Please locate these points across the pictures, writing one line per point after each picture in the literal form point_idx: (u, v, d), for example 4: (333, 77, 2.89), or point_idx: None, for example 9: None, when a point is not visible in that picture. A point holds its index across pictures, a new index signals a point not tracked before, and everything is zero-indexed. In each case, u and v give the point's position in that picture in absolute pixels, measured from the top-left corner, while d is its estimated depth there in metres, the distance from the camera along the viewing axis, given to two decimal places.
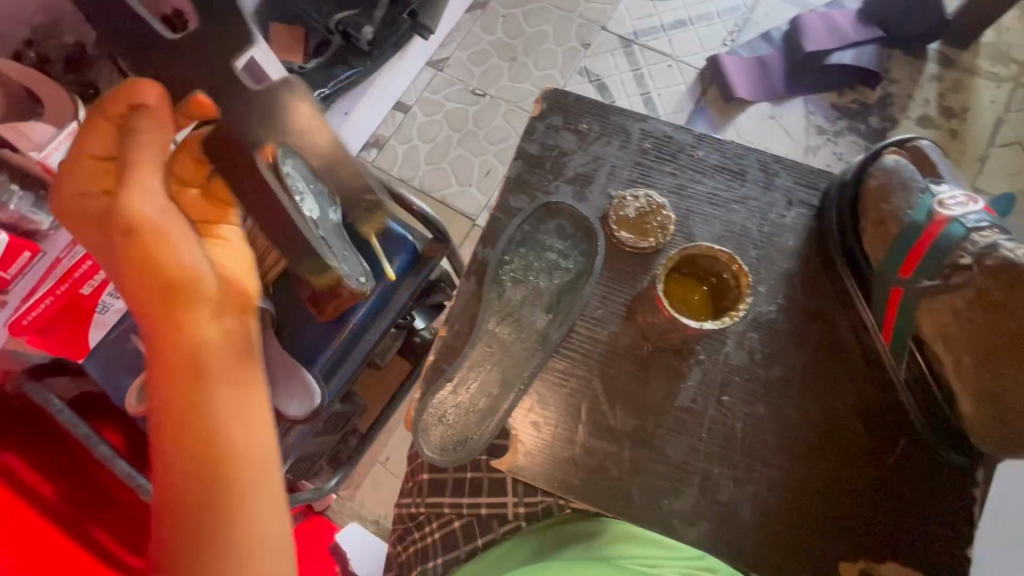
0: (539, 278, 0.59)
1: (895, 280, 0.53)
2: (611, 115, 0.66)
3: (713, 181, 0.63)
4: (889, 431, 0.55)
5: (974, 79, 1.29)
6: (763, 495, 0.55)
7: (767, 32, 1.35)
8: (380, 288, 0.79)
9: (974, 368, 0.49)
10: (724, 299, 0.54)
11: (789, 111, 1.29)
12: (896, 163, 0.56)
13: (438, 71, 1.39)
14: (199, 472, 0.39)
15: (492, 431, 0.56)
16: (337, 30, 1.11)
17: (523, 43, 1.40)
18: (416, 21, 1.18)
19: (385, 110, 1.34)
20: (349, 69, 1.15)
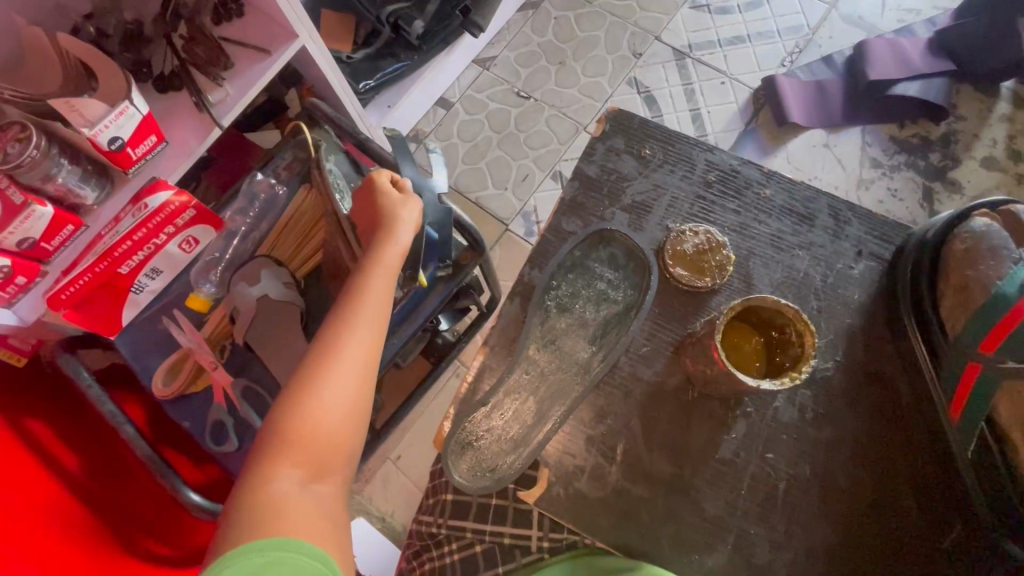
0: (586, 308, 0.58)
1: (975, 356, 0.49)
2: (676, 143, 0.63)
3: (779, 223, 0.60)
4: (942, 511, 0.51)
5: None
6: (802, 561, 0.51)
7: (830, 55, 1.29)
8: (412, 292, 0.78)
9: None
10: (783, 355, 0.51)
11: (846, 141, 1.24)
12: (986, 227, 0.50)
13: (484, 69, 1.37)
14: (328, 363, 0.56)
15: (525, 462, 0.54)
16: (387, 22, 1.09)
17: (574, 48, 1.37)
18: (467, 17, 1.14)
19: (428, 105, 1.32)
20: (394, 62, 1.14)
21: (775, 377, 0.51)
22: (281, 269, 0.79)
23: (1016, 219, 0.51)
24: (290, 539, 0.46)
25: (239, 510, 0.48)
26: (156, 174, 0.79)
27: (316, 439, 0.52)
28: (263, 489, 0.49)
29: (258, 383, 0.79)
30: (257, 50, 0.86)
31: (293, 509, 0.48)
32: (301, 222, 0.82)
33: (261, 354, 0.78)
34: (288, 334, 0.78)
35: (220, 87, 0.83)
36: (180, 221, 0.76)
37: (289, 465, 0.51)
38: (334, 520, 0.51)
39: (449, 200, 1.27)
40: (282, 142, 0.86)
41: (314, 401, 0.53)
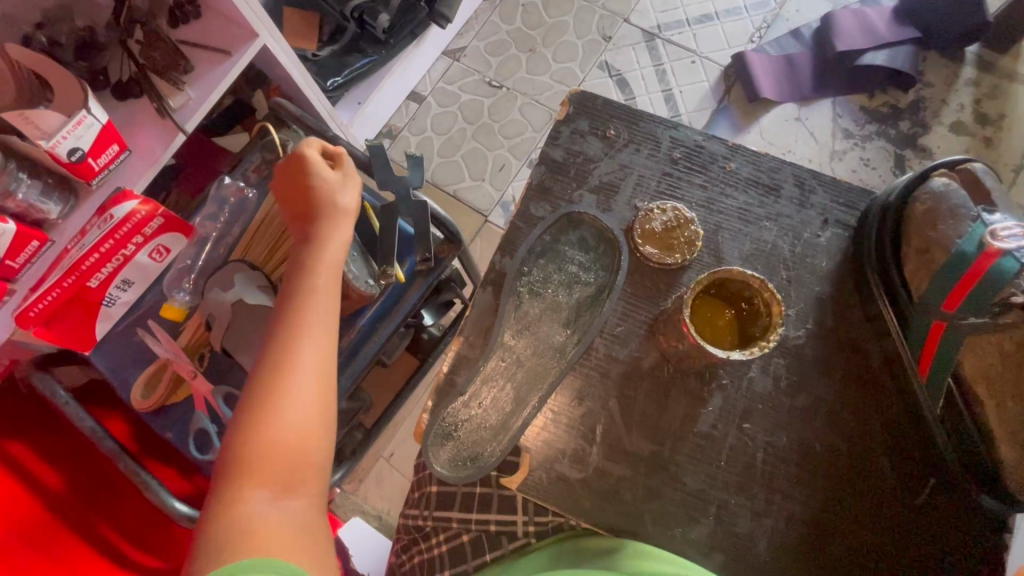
0: (558, 293, 0.57)
1: (938, 314, 0.49)
2: (640, 121, 0.62)
3: (745, 196, 0.60)
4: (918, 468, 0.52)
5: (1013, 84, 1.23)
6: (782, 528, 0.52)
7: (797, 28, 1.30)
8: (390, 289, 0.79)
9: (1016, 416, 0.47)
10: (753, 326, 0.52)
11: (817, 113, 1.25)
12: (945, 187, 0.51)
13: (454, 60, 1.35)
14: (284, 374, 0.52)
15: (506, 448, 0.54)
16: (352, 17, 1.07)
17: (543, 34, 1.36)
18: (433, 9, 1.14)
19: (399, 100, 1.31)
20: (363, 57, 1.13)
21: (746, 348, 0.51)
22: (255, 273, 0.78)
23: (975, 178, 0.52)
24: (273, 554, 0.45)
25: (206, 546, 0.46)
26: (121, 184, 0.77)
27: (281, 455, 0.50)
28: (231, 514, 0.47)
29: (239, 388, 0.78)
30: (215, 51, 0.84)
31: (260, 533, 0.46)
32: (274, 222, 0.80)
33: (237, 358, 0.77)
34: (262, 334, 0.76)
35: (180, 91, 0.81)
36: (148, 231, 0.74)
37: (254, 486, 0.48)
38: (312, 537, 0.48)
39: (424, 195, 1.26)
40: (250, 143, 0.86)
41: (274, 416, 0.51)
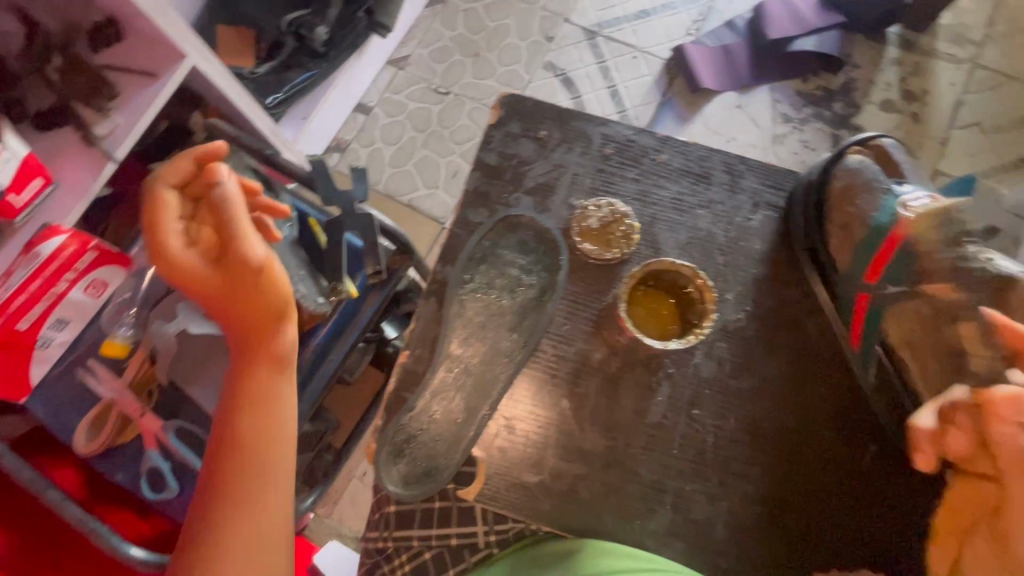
0: (501, 297, 0.57)
1: (862, 286, 0.51)
2: (571, 120, 0.63)
3: (678, 186, 0.61)
4: (859, 436, 0.53)
5: (933, 61, 1.29)
6: (737, 510, 0.52)
7: (731, 20, 1.33)
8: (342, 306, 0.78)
9: (939, 378, 0.49)
10: (691, 312, 0.54)
11: (756, 99, 1.28)
12: (859, 164, 0.54)
13: (399, 69, 1.34)
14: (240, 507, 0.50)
15: (459, 458, 0.53)
16: (289, 31, 1.06)
17: (485, 38, 1.36)
18: (371, 18, 1.13)
19: (347, 113, 1.29)
20: (305, 72, 1.10)
21: (686, 335, 0.54)
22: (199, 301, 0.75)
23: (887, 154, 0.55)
24: None
25: None
26: (48, 219, 0.74)
27: None
28: None
29: (191, 421, 0.75)
30: (141, 74, 0.80)
31: None
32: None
33: (189, 392, 0.75)
34: (212, 366, 0.75)
35: (107, 118, 0.78)
36: (81, 266, 0.73)
37: None
38: None
39: (374, 208, 1.24)
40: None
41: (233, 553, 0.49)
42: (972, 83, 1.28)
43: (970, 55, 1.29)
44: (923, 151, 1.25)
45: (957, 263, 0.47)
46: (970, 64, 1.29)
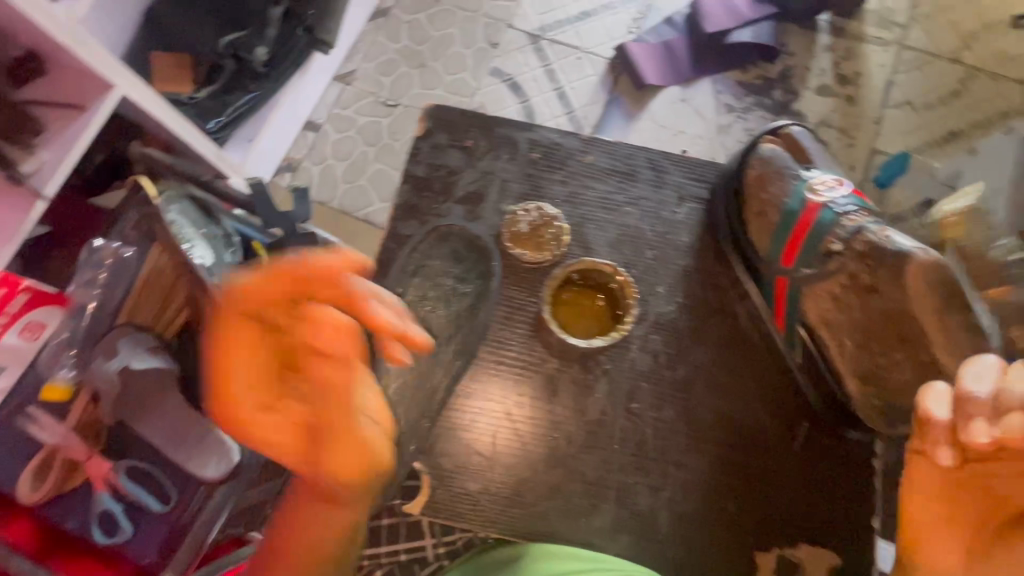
0: (437, 308, 0.57)
1: (779, 271, 0.55)
2: (496, 127, 0.63)
3: (605, 185, 0.62)
4: (791, 414, 0.55)
5: (864, 45, 1.29)
6: (678, 499, 0.53)
7: (670, 16, 1.33)
8: None
9: (854, 351, 0.52)
10: (616, 307, 0.57)
11: (700, 93, 1.29)
12: (771, 153, 0.57)
13: (346, 85, 1.31)
14: None
15: (403, 473, 0.53)
16: (227, 53, 0.97)
17: (430, 48, 1.33)
18: (312, 36, 1.05)
19: (296, 129, 1.24)
20: (248, 94, 1.02)
21: (610, 331, 0.57)
22: (142, 335, 0.76)
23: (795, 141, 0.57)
24: None
25: None
26: None
27: None
28: None
29: (141, 458, 0.75)
30: (67, 108, 0.76)
31: None
32: (160, 281, 0.80)
33: (136, 430, 0.75)
34: (161, 402, 0.75)
35: (33, 155, 0.74)
36: (13, 308, 0.75)
37: None
38: None
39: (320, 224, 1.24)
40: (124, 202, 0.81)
41: None
42: (901, 63, 1.28)
43: (897, 37, 1.29)
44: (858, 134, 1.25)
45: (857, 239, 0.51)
46: (896, 46, 1.29)
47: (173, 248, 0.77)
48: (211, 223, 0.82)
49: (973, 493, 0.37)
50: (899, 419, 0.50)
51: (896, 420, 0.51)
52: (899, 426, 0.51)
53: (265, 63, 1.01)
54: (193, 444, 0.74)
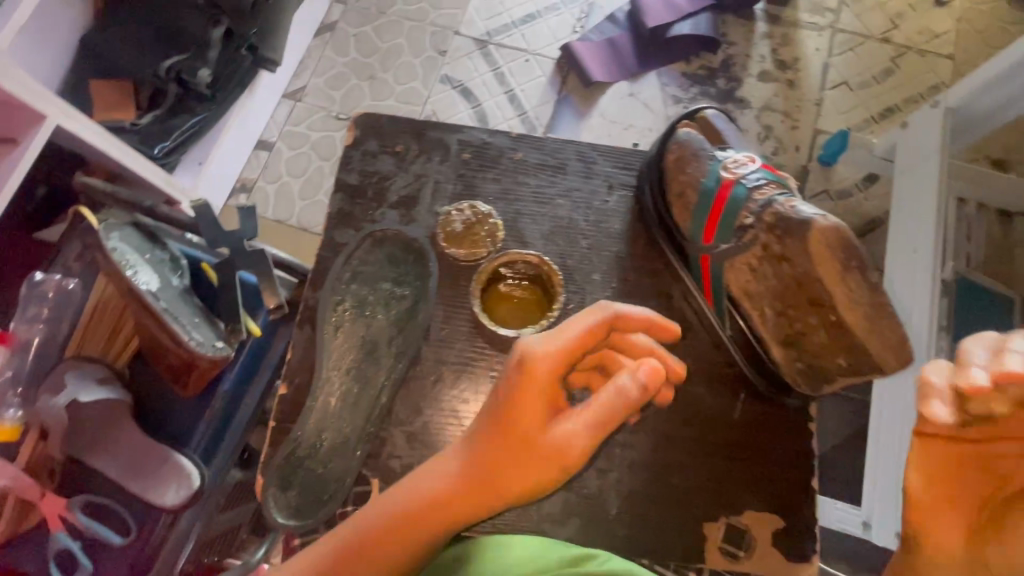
0: (376, 312, 0.57)
1: (701, 248, 0.54)
2: (426, 131, 0.64)
3: (537, 180, 0.63)
4: (727, 387, 0.57)
5: (799, 31, 1.30)
6: (625, 479, 0.55)
7: (613, 14, 1.32)
8: (251, 346, 0.80)
9: (775, 319, 0.50)
10: (545, 296, 0.58)
11: (647, 87, 1.28)
12: (687, 135, 0.57)
13: (297, 101, 1.26)
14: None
15: (351, 479, 0.53)
16: (170, 77, 0.93)
17: (380, 59, 1.30)
18: (257, 54, 1.02)
19: (247, 151, 1.20)
20: (195, 117, 0.98)
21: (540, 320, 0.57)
22: (94, 366, 0.75)
23: (710, 125, 0.58)
24: None
25: None
26: None
27: None
28: None
29: (98, 492, 0.74)
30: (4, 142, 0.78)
31: None
32: (109, 309, 0.78)
33: (91, 464, 0.73)
34: (115, 435, 0.74)
35: None
36: None
37: None
38: None
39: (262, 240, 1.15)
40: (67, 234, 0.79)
41: None
42: (835, 45, 1.29)
43: (830, 22, 1.30)
44: (800, 116, 1.24)
45: (766, 212, 0.49)
46: (830, 30, 1.30)
47: (114, 278, 0.72)
48: (156, 248, 0.77)
49: (970, 473, 0.38)
50: (822, 380, 0.49)
51: (821, 381, 0.50)
52: (825, 386, 0.50)
53: (210, 85, 0.98)
54: (147, 476, 0.72)
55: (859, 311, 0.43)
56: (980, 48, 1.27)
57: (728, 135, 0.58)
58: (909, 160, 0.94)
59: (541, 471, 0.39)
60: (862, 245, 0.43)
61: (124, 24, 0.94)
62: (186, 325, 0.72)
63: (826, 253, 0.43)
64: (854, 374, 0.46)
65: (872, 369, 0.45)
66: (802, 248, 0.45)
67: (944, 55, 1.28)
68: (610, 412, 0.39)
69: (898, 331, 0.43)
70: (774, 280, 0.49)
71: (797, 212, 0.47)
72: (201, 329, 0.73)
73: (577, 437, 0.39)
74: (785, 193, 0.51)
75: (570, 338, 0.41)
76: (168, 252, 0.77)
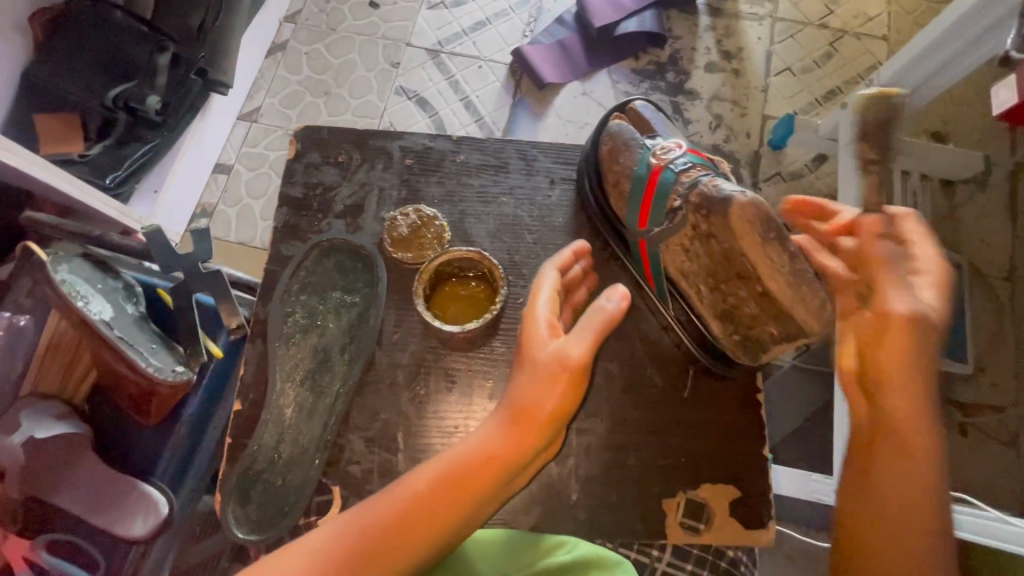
0: (327, 321, 0.57)
1: (637, 234, 0.56)
2: (368, 140, 0.65)
3: (479, 179, 0.64)
4: (677, 366, 0.59)
5: (741, 22, 1.32)
6: (584, 464, 0.56)
7: (561, 16, 1.32)
8: (212, 369, 0.79)
9: (709, 295, 0.52)
10: (487, 289, 0.60)
11: (600, 84, 1.28)
12: (618, 127, 0.59)
13: (252, 122, 1.24)
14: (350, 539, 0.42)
15: (311, 489, 0.54)
16: (117, 107, 0.92)
17: (333, 75, 1.28)
18: (206, 78, 1.02)
19: (204, 175, 1.17)
20: (145, 145, 0.97)
21: (485, 313, 0.59)
22: (47, 403, 0.73)
23: (638, 115, 0.61)
24: None
25: None
26: None
27: None
28: None
29: (64, 530, 0.72)
30: None
31: None
32: (65, 342, 0.74)
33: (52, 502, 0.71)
34: (77, 470, 0.72)
35: None
36: None
37: None
38: None
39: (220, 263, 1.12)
40: (17, 270, 0.77)
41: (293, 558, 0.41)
42: (777, 33, 1.32)
43: (769, 11, 1.33)
44: (749, 103, 1.26)
45: (692, 193, 0.51)
46: (770, 18, 1.33)
47: (64, 309, 0.71)
48: (109, 276, 0.75)
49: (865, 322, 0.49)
50: (757, 349, 0.51)
51: (757, 350, 0.52)
52: (761, 355, 0.52)
53: (160, 111, 0.96)
54: (112, 509, 0.71)
55: (781, 280, 0.45)
56: (910, 29, 1.31)
57: (657, 124, 0.60)
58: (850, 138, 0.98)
59: (562, 391, 0.44)
60: (778, 218, 0.46)
61: (58, 54, 0.89)
62: (144, 351, 0.71)
63: (748, 227, 0.45)
64: (785, 339, 0.48)
65: (799, 333, 0.47)
66: (722, 225, 0.47)
67: (879, 36, 1.31)
68: (594, 323, 0.46)
69: (819, 295, 0.45)
70: (705, 258, 0.50)
71: (717, 189, 0.49)
72: (160, 355, 0.72)
73: (575, 347, 0.45)
74: (710, 173, 0.53)
75: (546, 302, 0.49)
76: (122, 280, 0.76)
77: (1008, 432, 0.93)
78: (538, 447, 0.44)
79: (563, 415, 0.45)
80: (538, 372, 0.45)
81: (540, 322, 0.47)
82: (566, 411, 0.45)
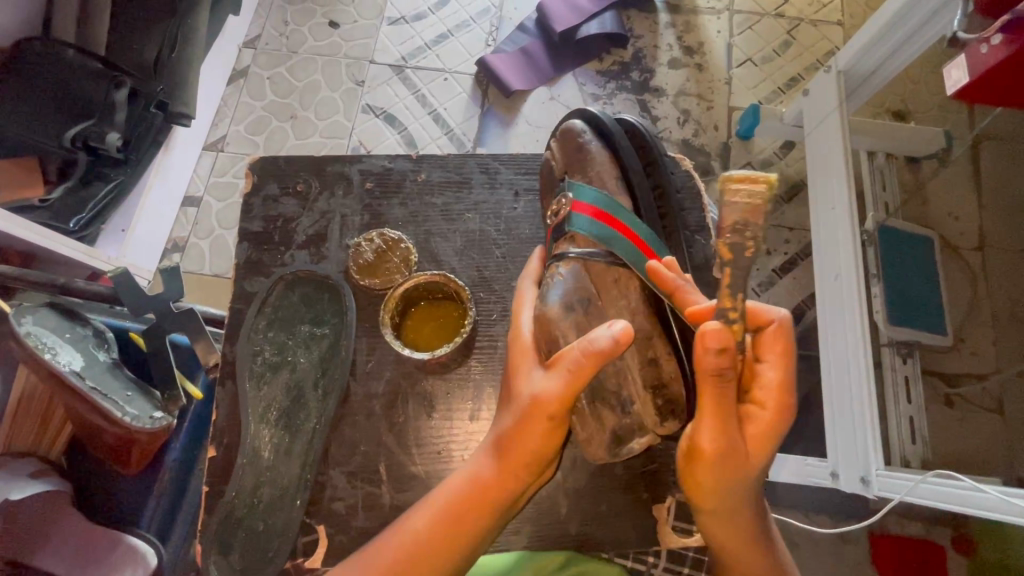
0: (298, 355, 0.57)
1: None
2: (325, 167, 0.64)
3: (443, 197, 0.64)
4: None
5: (699, 17, 1.33)
6: (571, 477, 0.56)
7: (522, 23, 1.32)
8: (195, 408, 0.76)
9: None
10: (455, 310, 0.59)
11: (566, 87, 1.28)
12: (544, 167, 0.61)
13: (218, 152, 1.22)
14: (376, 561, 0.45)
15: (296, 528, 0.52)
16: (76, 147, 0.88)
17: (298, 98, 1.27)
18: (167, 111, 0.97)
19: (173, 210, 1.14)
20: (108, 183, 0.93)
21: (456, 336, 0.58)
22: (24, 462, 0.71)
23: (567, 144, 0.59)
24: None
25: None
26: None
27: None
28: None
29: None
30: None
31: None
32: (36, 399, 0.72)
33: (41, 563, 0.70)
34: (57, 530, 0.70)
35: None
36: None
37: None
38: None
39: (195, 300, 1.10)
40: None
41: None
42: (736, 26, 1.33)
43: (726, 4, 1.34)
44: (713, 96, 1.27)
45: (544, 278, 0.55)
46: (728, 11, 1.34)
47: (33, 365, 0.68)
48: (78, 324, 0.72)
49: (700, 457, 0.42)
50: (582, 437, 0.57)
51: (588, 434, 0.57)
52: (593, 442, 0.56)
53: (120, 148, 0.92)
54: (98, 565, 0.69)
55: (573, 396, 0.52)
56: (863, 13, 1.33)
57: (594, 158, 0.57)
58: (813, 124, 0.99)
59: (538, 431, 0.44)
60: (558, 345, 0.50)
61: (10, 100, 0.86)
62: (117, 399, 0.68)
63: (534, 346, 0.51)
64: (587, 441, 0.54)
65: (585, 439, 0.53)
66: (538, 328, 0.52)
67: (834, 21, 1.33)
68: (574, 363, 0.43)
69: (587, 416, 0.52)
70: None
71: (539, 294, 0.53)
72: (136, 401, 0.69)
73: (551, 386, 0.44)
74: (585, 256, 0.54)
75: (530, 324, 0.51)
76: (91, 327, 0.73)
77: (992, 398, 0.94)
78: (522, 480, 0.46)
79: (545, 451, 0.45)
80: (516, 406, 0.45)
81: (527, 346, 0.50)
82: (547, 450, 0.45)
